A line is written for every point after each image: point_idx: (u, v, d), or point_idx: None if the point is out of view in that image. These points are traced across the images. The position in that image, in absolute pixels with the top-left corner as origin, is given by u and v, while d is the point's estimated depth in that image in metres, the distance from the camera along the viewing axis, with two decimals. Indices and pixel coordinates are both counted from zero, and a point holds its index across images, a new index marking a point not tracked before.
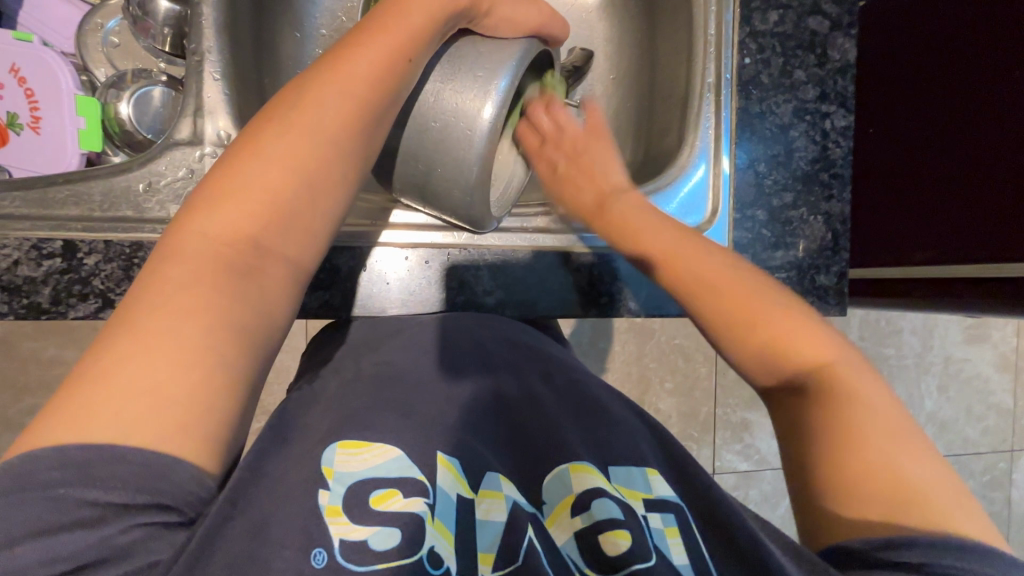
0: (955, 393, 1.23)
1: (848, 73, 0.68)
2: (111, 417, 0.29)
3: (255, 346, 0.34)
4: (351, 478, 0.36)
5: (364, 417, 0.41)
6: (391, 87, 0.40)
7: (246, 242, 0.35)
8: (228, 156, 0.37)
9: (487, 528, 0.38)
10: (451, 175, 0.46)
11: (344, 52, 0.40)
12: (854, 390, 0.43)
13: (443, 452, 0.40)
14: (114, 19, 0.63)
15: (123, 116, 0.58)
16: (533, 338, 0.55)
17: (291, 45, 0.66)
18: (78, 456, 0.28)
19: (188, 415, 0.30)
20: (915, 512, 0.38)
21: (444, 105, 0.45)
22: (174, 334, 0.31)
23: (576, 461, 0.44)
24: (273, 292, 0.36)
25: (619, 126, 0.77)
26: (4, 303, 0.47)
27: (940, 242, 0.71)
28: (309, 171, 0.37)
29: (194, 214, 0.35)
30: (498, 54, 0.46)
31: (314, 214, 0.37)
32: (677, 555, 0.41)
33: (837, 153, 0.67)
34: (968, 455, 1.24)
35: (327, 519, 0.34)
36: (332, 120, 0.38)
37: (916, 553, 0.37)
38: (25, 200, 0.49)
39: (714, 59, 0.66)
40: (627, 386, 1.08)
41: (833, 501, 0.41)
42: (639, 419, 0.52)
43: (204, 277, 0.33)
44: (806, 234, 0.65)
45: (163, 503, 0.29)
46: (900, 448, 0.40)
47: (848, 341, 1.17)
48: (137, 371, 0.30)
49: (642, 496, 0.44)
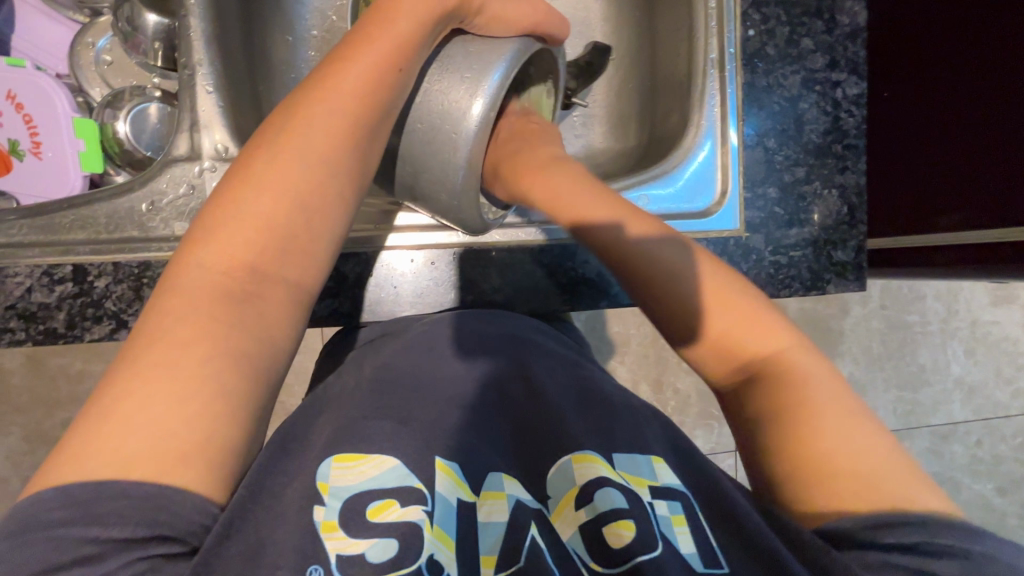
0: (983, 357, 1.19)
1: (859, 37, 0.64)
2: (112, 453, 0.29)
3: (261, 373, 0.33)
4: (347, 491, 0.34)
5: (361, 425, 0.38)
6: (381, 98, 0.39)
7: (244, 269, 0.34)
8: (220, 184, 0.37)
9: (489, 530, 0.36)
10: (440, 179, 0.45)
11: (328, 67, 0.39)
12: (806, 371, 0.41)
13: (442, 457, 0.37)
14: (104, 37, 0.63)
15: (121, 135, 0.58)
16: (544, 333, 0.52)
17: (283, 48, 0.65)
18: (79, 494, 0.28)
19: (189, 444, 0.30)
20: (885, 491, 0.36)
21: (431, 105, 0.44)
22: (171, 368, 0.30)
23: (580, 452, 0.40)
24: (273, 317, 0.34)
25: (622, 108, 0.75)
26: (22, 330, 0.48)
27: (964, 205, 0.69)
28: (300, 191, 0.36)
29: (195, 243, 0.34)
30: (490, 55, 0.45)
31: (310, 235, 0.36)
32: (683, 544, 0.37)
33: (851, 122, 0.64)
34: (998, 419, 1.21)
35: (323, 535, 0.32)
36: (325, 135, 0.37)
37: (908, 532, 0.34)
38: (34, 227, 0.50)
39: (716, 34, 0.64)
40: (645, 368, 1.07)
41: (816, 488, 0.37)
42: (645, 409, 0.47)
43: (201, 306, 0.32)
44: (821, 208, 0.63)
45: (165, 534, 0.29)
46: (850, 424, 0.39)
47: (868, 311, 1.15)
48: (141, 403, 0.30)
49: (648, 483, 0.39)
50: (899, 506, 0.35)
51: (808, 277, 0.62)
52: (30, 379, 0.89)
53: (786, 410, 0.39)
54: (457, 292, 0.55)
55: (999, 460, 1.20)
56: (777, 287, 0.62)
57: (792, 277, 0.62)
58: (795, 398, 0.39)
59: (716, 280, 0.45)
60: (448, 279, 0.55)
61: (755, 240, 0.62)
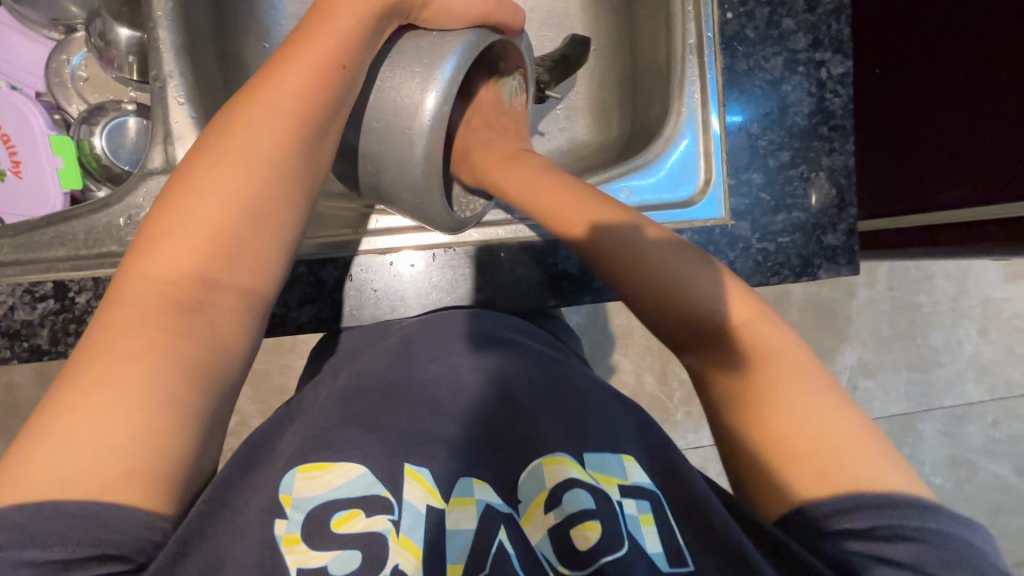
0: (996, 335, 1.17)
1: (842, 14, 0.63)
2: (56, 472, 0.29)
3: (213, 382, 0.33)
4: (311, 503, 0.34)
5: (329, 435, 0.38)
6: (325, 98, 0.39)
7: (191, 279, 0.34)
8: (164, 194, 0.37)
9: (457, 538, 0.35)
10: (399, 175, 0.45)
11: (271, 70, 0.39)
12: (770, 353, 0.40)
13: (410, 464, 0.37)
14: (79, 53, 0.64)
15: (98, 150, 0.58)
16: (521, 330, 0.52)
17: (259, 55, 0.65)
18: (19, 515, 0.28)
19: (135, 459, 0.30)
20: (848, 475, 0.36)
21: (386, 103, 0.44)
22: (117, 382, 0.30)
23: (551, 455, 0.39)
24: (225, 324, 0.34)
25: (605, 99, 0.74)
26: (7, 348, 0.49)
27: (966, 180, 0.67)
28: (246, 197, 0.36)
29: (142, 255, 0.34)
30: (438, 48, 0.44)
31: (261, 239, 0.36)
32: (650, 544, 0.37)
33: (837, 102, 0.63)
34: (1014, 399, 1.18)
35: (284, 549, 0.33)
36: (270, 140, 0.37)
37: (867, 515, 0.34)
38: (15, 245, 0.51)
39: (693, 18, 0.62)
40: (646, 360, 1.06)
41: (781, 475, 0.37)
42: (625, 406, 0.46)
43: (146, 317, 0.32)
44: (809, 192, 0.61)
45: (110, 551, 0.29)
46: (818, 404, 0.38)
47: (874, 293, 1.13)
48: (87, 419, 0.30)
49: (618, 481, 0.39)
50: (858, 489, 0.35)
51: (799, 263, 0.61)
52: (39, 394, 0.91)
53: (752, 396, 0.39)
54: (437, 294, 0.55)
55: (1017, 439, 1.18)
56: (765, 275, 0.61)
57: (780, 263, 0.61)
58: (764, 386, 0.39)
59: (673, 262, 0.44)
60: (429, 282, 0.55)
61: (741, 227, 0.61)
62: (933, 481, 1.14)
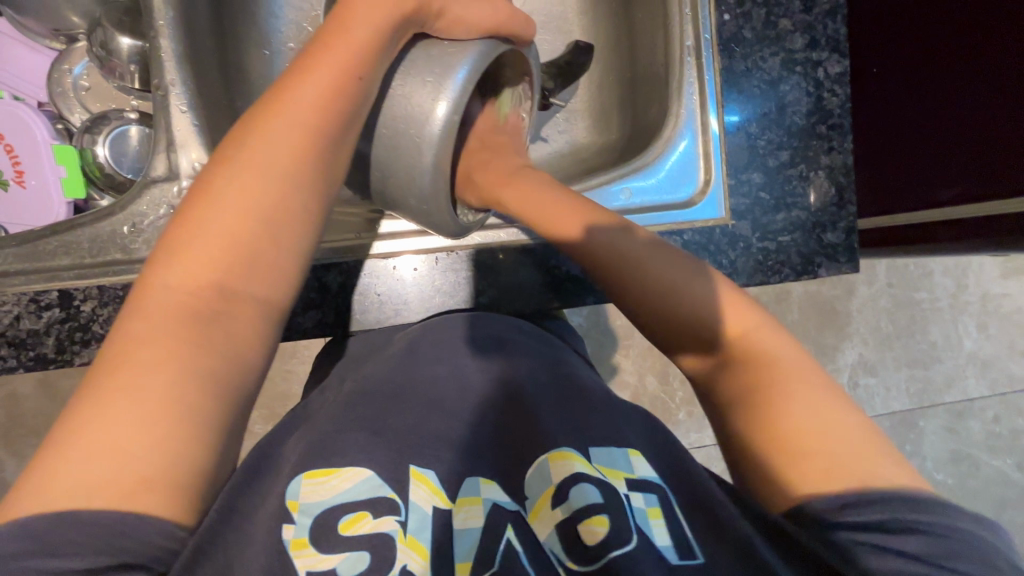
0: (996, 330, 1.17)
1: (838, 15, 0.63)
2: (75, 483, 0.29)
3: (229, 392, 0.33)
4: (317, 507, 0.35)
5: (338, 440, 0.38)
6: (341, 109, 0.39)
7: (210, 289, 0.34)
8: (183, 204, 0.37)
9: (465, 537, 0.35)
10: (409, 182, 0.45)
11: (288, 80, 0.39)
12: (777, 356, 0.40)
13: (415, 466, 0.37)
14: (81, 63, 0.64)
15: (101, 159, 0.59)
16: (525, 331, 0.51)
17: (260, 62, 0.66)
18: (38, 525, 0.28)
19: (153, 469, 0.30)
20: (857, 472, 0.35)
21: (395, 110, 0.44)
22: (137, 392, 0.31)
23: (556, 449, 0.40)
24: (242, 333, 0.35)
25: (604, 102, 0.75)
26: (12, 357, 0.49)
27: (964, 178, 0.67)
28: (263, 207, 0.36)
29: (160, 264, 0.35)
30: (449, 56, 0.44)
31: (277, 248, 0.36)
32: (660, 537, 0.37)
33: (835, 102, 0.63)
34: (1015, 394, 1.18)
35: (293, 553, 0.33)
36: (285, 149, 0.37)
37: (876, 510, 0.34)
38: (19, 255, 0.51)
39: (692, 20, 0.63)
40: (648, 360, 1.07)
41: (785, 472, 0.36)
42: (631, 407, 0.46)
43: (167, 326, 0.33)
44: (808, 192, 0.62)
45: (124, 560, 0.29)
46: (826, 403, 0.38)
47: (873, 291, 1.13)
48: (107, 429, 0.30)
49: (624, 475, 0.39)
50: (869, 487, 0.35)
51: (799, 262, 0.61)
52: (42, 403, 0.91)
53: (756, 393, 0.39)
54: (441, 297, 0.55)
55: (1018, 434, 1.18)
56: (766, 274, 0.61)
57: (781, 262, 0.61)
58: (771, 383, 0.39)
59: (678, 267, 0.44)
60: (432, 285, 0.55)
61: (742, 227, 0.61)
62: (936, 478, 1.14)
